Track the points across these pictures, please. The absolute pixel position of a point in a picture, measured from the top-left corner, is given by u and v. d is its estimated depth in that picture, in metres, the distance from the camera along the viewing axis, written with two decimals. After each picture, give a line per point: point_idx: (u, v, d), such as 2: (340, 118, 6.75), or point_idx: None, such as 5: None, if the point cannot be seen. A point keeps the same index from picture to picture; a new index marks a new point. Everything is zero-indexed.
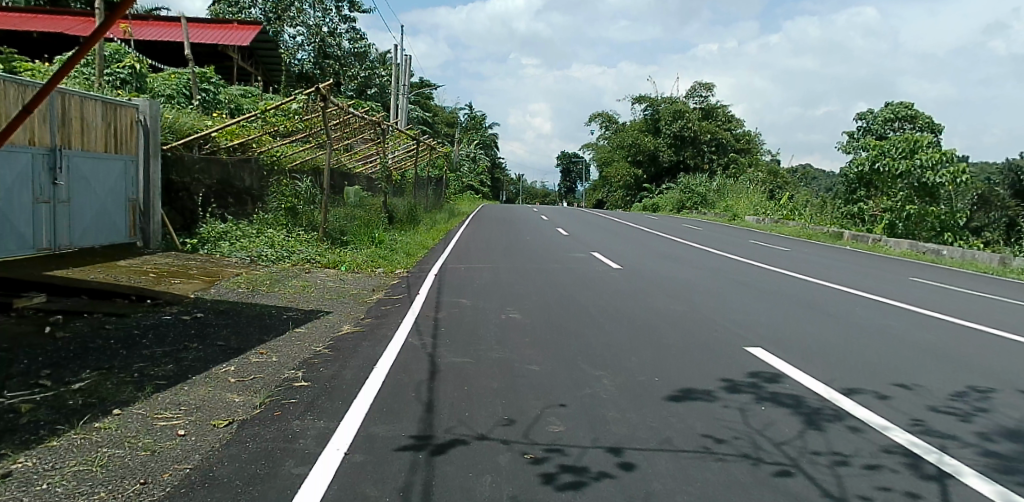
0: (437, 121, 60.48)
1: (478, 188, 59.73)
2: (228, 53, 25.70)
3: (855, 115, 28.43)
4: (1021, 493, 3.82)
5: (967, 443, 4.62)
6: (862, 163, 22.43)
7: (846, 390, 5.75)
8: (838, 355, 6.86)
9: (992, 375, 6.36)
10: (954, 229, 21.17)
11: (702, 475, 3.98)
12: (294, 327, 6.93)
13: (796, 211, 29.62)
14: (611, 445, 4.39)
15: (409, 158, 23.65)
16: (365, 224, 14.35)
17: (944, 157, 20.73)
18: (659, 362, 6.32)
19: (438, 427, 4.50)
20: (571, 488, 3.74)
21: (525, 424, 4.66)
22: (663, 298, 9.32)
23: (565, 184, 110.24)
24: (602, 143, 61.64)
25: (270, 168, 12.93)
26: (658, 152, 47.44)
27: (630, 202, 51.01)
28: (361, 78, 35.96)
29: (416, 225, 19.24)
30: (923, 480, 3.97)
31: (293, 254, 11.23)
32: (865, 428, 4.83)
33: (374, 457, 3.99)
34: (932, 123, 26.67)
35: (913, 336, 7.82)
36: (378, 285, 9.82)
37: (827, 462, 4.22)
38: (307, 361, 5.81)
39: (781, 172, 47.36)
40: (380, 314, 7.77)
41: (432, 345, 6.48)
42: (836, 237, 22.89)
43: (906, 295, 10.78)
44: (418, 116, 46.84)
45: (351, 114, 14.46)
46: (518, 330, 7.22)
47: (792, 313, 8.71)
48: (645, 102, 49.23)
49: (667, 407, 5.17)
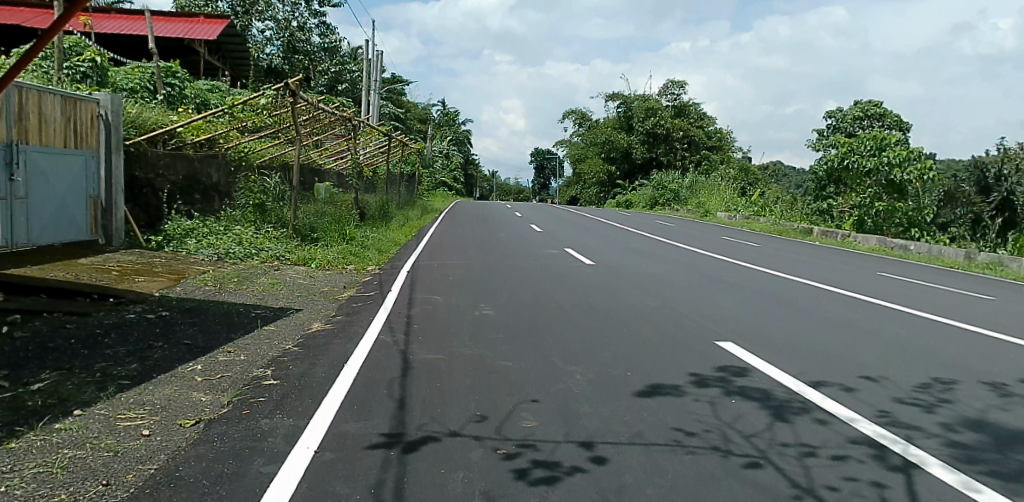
0: (410, 118, 60.15)
1: (452, 185, 59.51)
2: (194, 47, 25.26)
3: (825, 113, 28.91)
4: (984, 482, 3.92)
5: (931, 433, 4.72)
6: (832, 160, 22.60)
7: (814, 383, 5.84)
8: (808, 348, 6.97)
9: (954, 367, 6.53)
10: (921, 224, 21.83)
11: (672, 467, 4.02)
12: (262, 325, 6.82)
13: (766, 207, 30.01)
14: (583, 439, 4.40)
15: (381, 154, 23.47)
16: (336, 221, 14.20)
17: (912, 154, 21.16)
18: (632, 357, 6.37)
19: (410, 425, 4.48)
20: (544, 482, 3.74)
21: (497, 421, 4.65)
22: (636, 293, 9.39)
23: (539, 181, 110.66)
24: (576, 140, 61.94)
25: (238, 164, 12.74)
26: (632, 149, 47.81)
27: (604, 198, 51.34)
28: (332, 73, 35.59)
29: (388, 221, 19.14)
30: (890, 471, 4.04)
31: (261, 251, 11.09)
32: (833, 420, 4.91)
33: (344, 455, 3.96)
34: (899, 120, 27.29)
35: (881, 330, 7.97)
36: (349, 282, 9.73)
37: (795, 453, 4.28)
38: (276, 359, 5.73)
39: (752, 168, 48.00)
40: (351, 311, 7.69)
41: (405, 342, 6.44)
42: (806, 233, 23.29)
43: (874, 289, 10.99)
44: (390, 112, 46.48)
45: (322, 110, 14.26)
46: (492, 326, 7.21)
47: (764, 308, 8.81)
48: (619, 99, 49.46)
49: (638, 402, 5.20)
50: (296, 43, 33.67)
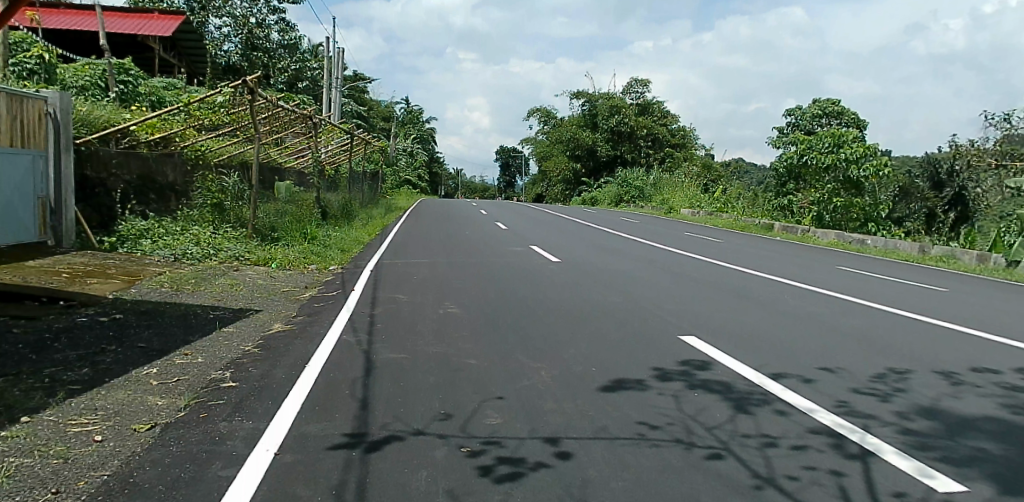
0: (373, 116, 59.58)
1: (416, 183, 59.11)
2: (148, 44, 24.67)
3: (785, 111, 29.46)
4: (937, 468, 4.04)
5: (886, 422, 4.86)
6: (791, 157, 23.18)
7: (775, 375, 5.96)
8: (768, 342, 7.10)
9: (908, 356, 6.74)
10: (878, 219, 22.52)
11: (636, 460, 4.07)
12: (221, 326, 6.70)
13: (728, 203, 30.48)
14: (548, 435, 4.42)
15: (344, 152, 23.23)
16: (297, 220, 13.96)
17: (868, 151, 21.81)
18: (597, 353, 6.42)
19: (374, 424, 4.44)
20: (508, 479, 3.75)
21: (462, 418, 4.65)
22: (601, 289, 9.45)
23: (505, 178, 110.78)
24: (541, 138, 62.12)
25: (194, 162, 12.46)
26: (596, 147, 48.17)
27: (569, 195, 51.59)
28: (292, 70, 35.09)
29: (351, 220, 18.95)
30: (847, 459, 4.14)
31: (220, 252, 10.88)
32: (792, 411, 5.02)
33: (306, 456, 3.91)
34: (857, 119, 28.02)
35: (840, 322, 8.16)
36: (311, 282, 9.62)
37: (755, 444, 4.36)
38: (235, 361, 5.64)
39: (715, 165, 48.64)
40: (313, 311, 7.59)
41: (368, 341, 6.38)
42: (767, 228, 23.65)
43: (833, 282, 11.26)
44: (352, 109, 45.98)
45: (281, 107, 14.01)
46: (457, 324, 7.20)
47: (726, 302, 8.94)
48: (584, 97, 49.68)
49: (604, 397, 5.24)
50: (254, 40, 33.10)
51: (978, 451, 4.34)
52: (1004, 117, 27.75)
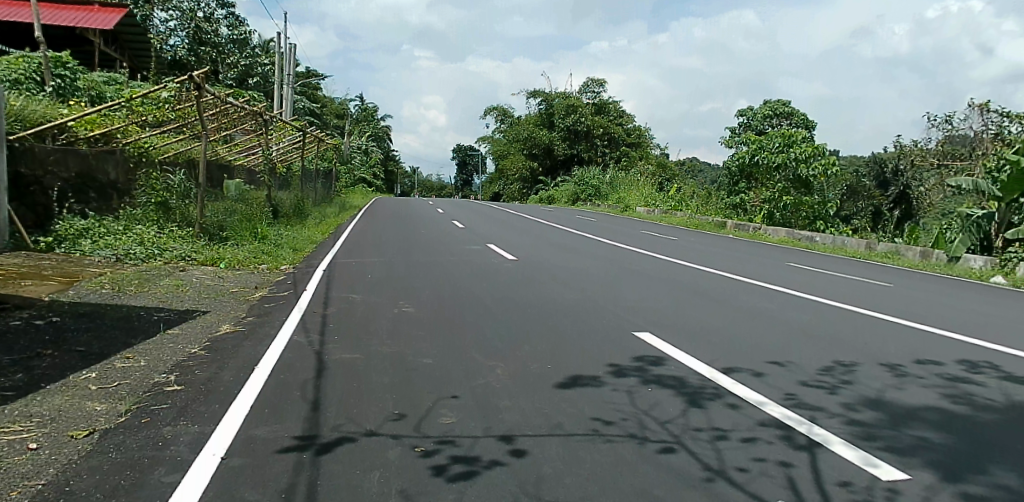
0: (327, 113, 58.74)
1: (371, 181, 58.53)
2: (87, 37, 23.85)
3: (737, 111, 30.08)
4: (880, 457, 4.19)
5: (833, 413, 5.01)
6: (743, 156, 23.73)
7: (726, 369, 6.09)
8: (719, 336, 7.24)
9: (854, 349, 6.96)
10: (826, 217, 23.04)
11: (590, 456, 4.10)
12: (166, 328, 6.52)
13: (682, 202, 31.01)
14: (503, 433, 4.43)
15: (295, 149, 22.84)
16: (248, 219, 13.63)
17: (816, 151, 22.42)
18: (552, 350, 6.46)
19: (324, 426, 4.38)
20: (462, 477, 3.74)
21: (415, 418, 4.61)
22: (558, 287, 9.51)
23: (462, 177, 110.66)
24: (498, 137, 62.14)
25: (138, 159, 12.06)
26: (553, 146, 48.43)
27: (526, 194, 51.81)
28: (242, 66, 34.42)
29: (304, 219, 18.62)
30: (795, 450, 4.26)
31: (165, 251, 10.59)
32: (743, 404, 5.14)
33: (254, 460, 3.83)
34: (806, 120, 28.81)
35: (789, 316, 8.38)
36: (262, 282, 9.42)
37: (707, 437, 4.45)
38: (181, 364, 5.49)
39: (670, 164, 49.43)
40: (263, 312, 7.45)
41: (320, 342, 6.29)
42: (720, 226, 23.93)
43: (783, 278, 11.58)
44: (305, 106, 45.24)
45: (230, 103, 13.68)
46: (412, 323, 7.16)
47: (680, 299, 9.09)
48: (541, 95, 49.89)
49: (559, 394, 5.27)
50: (202, 35, 32.36)
51: (920, 440, 4.51)
52: (944, 119, 28.99)
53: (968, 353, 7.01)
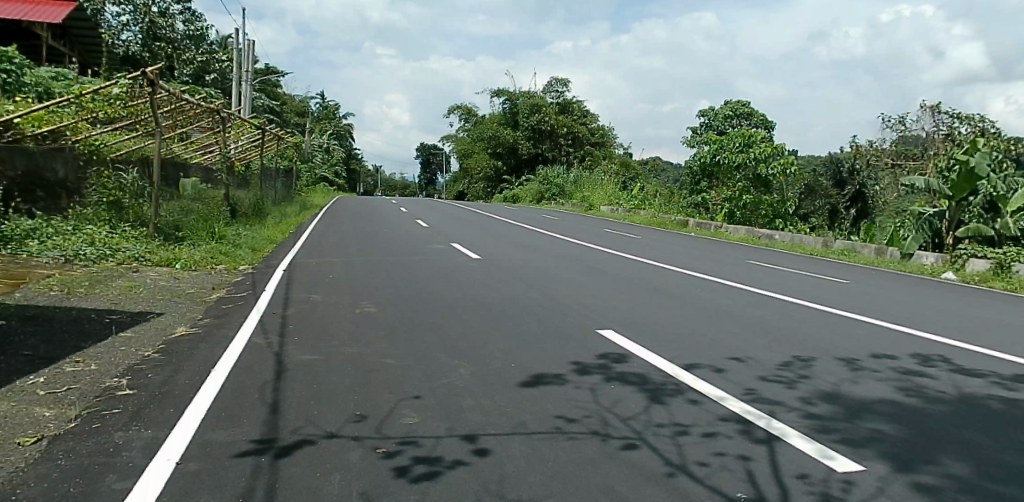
0: (287, 111, 57.86)
1: (334, 180, 57.85)
2: (34, 31, 23.07)
3: (699, 111, 30.54)
4: (835, 450, 4.29)
5: (791, 407, 5.13)
6: (704, 156, 24.13)
7: (688, 365, 6.18)
8: (681, 333, 7.35)
9: (811, 345, 7.13)
10: (784, 215, 23.56)
11: (554, 454, 4.12)
12: (118, 331, 6.33)
13: (646, 201, 31.39)
14: (466, 432, 4.42)
15: (254, 147, 22.46)
16: (205, 218, 13.33)
17: (775, 150, 22.94)
18: (515, 349, 6.46)
19: (284, 429, 4.31)
20: (425, 478, 3.72)
21: (377, 419, 4.57)
22: (521, 286, 9.53)
23: (427, 176, 110.15)
24: (462, 136, 62.03)
25: (89, 157, 11.69)
26: (517, 145, 48.54)
27: (491, 193, 51.82)
28: (199, 62, 33.70)
29: (263, 219, 18.29)
30: (754, 444, 4.34)
31: (117, 252, 10.31)
32: (704, 400, 5.22)
33: (210, 464, 3.75)
34: (765, 120, 29.43)
35: (749, 313, 8.54)
36: (219, 283, 9.22)
37: (668, 433, 4.51)
38: (133, 368, 5.34)
39: (634, 163, 49.96)
40: (220, 313, 7.29)
41: (279, 344, 6.18)
42: (682, 224, 24.23)
43: (743, 276, 11.80)
44: (265, 104, 44.48)
45: (186, 101, 13.37)
46: (374, 324, 7.09)
47: (643, 297, 9.20)
48: (505, 95, 49.92)
49: (522, 393, 5.27)
50: (156, 30, 31.65)
51: (874, 432, 4.64)
52: (896, 121, 29.91)
53: (920, 347, 7.24)
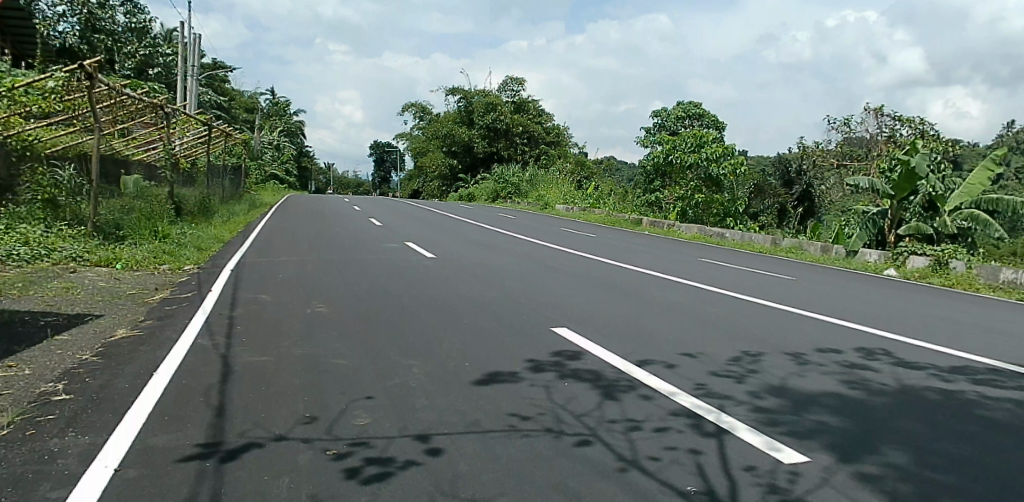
0: (235, 107, 56.47)
1: (284, 178, 56.74)
2: None
3: (652, 111, 31.02)
4: (782, 442, 4.42)
5: (740, 401, 5.26)
6: (658, 156, 24.54)
7: (640, 362, 6.27)
8: (634, 330, 7.45)
9: (760, 340, 7.33)
10: (735, 214, 24.13)
11: (507, 452, 4.12)
12: (54, 335, 6.07)
13: (600, 200, 31.75)
14: (419, 432, 4.39)
15: (200, 144, 21.90)
16: (148, 217, 12.91)
17: (726, 151, 23.49)
18: (470, 348, 6.44)
19: (230, 432, 4.21)
20: (376, 479, 3.69)
21: (328, 421, 4.51)
22: (476, 284, 9.52)
23: (381, 174, 109.07)
24: (417, 134, 61.63)
25: (21, 153, 11.18)
26: (472, 143, 48.46)
27: (446, 192, 51.61)
28: (141, 56, 33.08)
29: (210, 217, 17.81)
30: (704, 437, 4.44)
31: (53, 252, 9.90)
32: (656, 395, 5.31)
33: (153, 470, 3.64)
34: (716, 121, 30.10)
35: (701, 310, 8.71)
36: (162, 283, 8.94)
37: (621, 428, 4.57)
38: (70, 372, 5.14)
39: (588, 162, 50.43)
40: (163, 315, 7.07)
41: (226, 345, 6.03)
42: (636, 223, 24.57)
43: (695, 273, 12.03)
44: (211, 99, 43.31)
45: (126, 95, 12.92)
46: (325, 324, 6.99)
47: (596, 294, 9.29)
48: (459, 93, 49.82)
49: (477, 391, 5.27)
50: (96, 22, 30.50)
51: (819, 424, 4.79)
52: (841, 123, 30.93)
53: (863, 341, 7.51)
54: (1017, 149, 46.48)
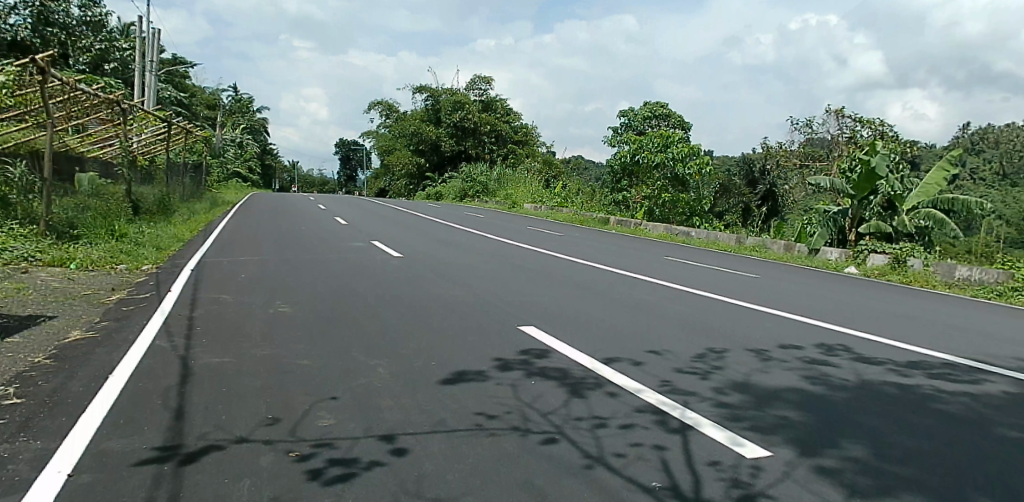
0: (196, 103, 55.31)
1: (247, 176, 55.76)
2: None
3: (619, 111, 31.27)
4: (745, 437, 4.49)
5: (704, 397, 5.34)
6: (625, 155, 24.78)
7: (607, 359, 6.32)
8: (600, 328, 7.51)
9: (724, 337, 7.45)
10: (701, 213, 24.45)
11: (473, 451, 4.12)
12: (3, 337, 5.87)
13: (568, 199, 31.91)
14: (384, 432, 4.36)
15: (158, 140, 21.42)
16: (104, 216, 12.56)
17: (692, 151, 23.81)
18: (437, 347, 6.41)
19: (189, 435, 4.13)
20: (340, 480, 3.65)
21: (291, 422, 4.45)
22: (443, 283, 9.48)
23: (347, 173, 107.99)
24: (384, 132, 61.16)
25: None
26: (440, 142, 48.29)
27: (413, 190, 51.32)
28: (97, 50, 32.40)
29: (169, 215, 17.41)
30: (669, 434, 4.49)
31: (3, 251, 9.57)
32: (622, 392, 5.36)
33: (108, 475, 3.56)
34: (682, 121, 30.50)
35: (666, 307, 8.82)
36: (118, 284, 8.71)
37: (587, 426, 4.60)
38: (21, 375, 4.97)
39: (556, 161, 50.64)
40: (120, 316, 6.90)
41: (185, 347, 5.91)
42: (603, 222, 24.72)
43: (661, 271, 12.16)
44: (171, 95, 42.38)
45: (81, 91, 12.55)
46: (288, 324, 6.90)
47: (564, 293, 9.32)
48: (426, 91, 49.59)
49: (443, 390, 5.26)
50: (49, 15, 29.55)
51: (781, 419, 4.89)
52: (804, 123, 31.57)
53: (823, 337, 7.68)
54: (971, 150, 48.14)
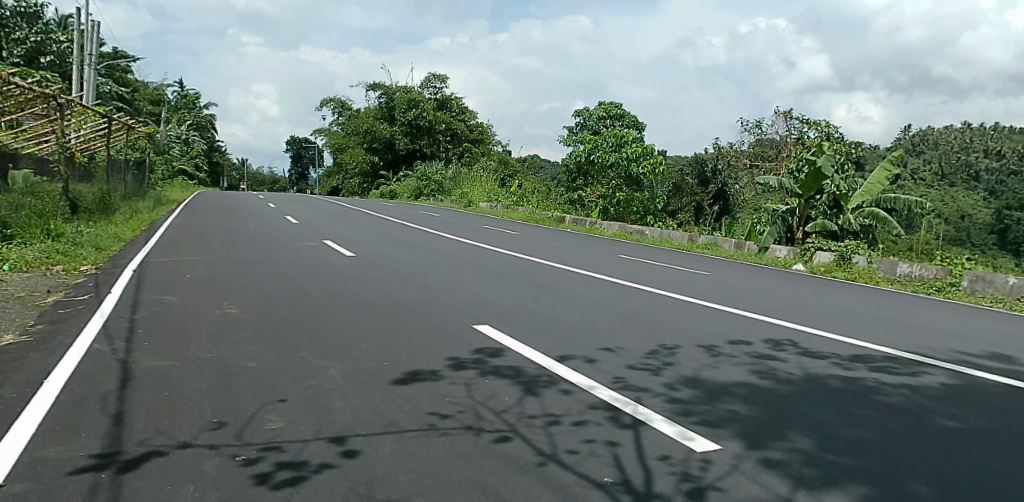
0: (139, 98, 53.46)
1: (193, 174, 54.14)
2: None
3: (574, 111, 31.51)
4: (694, 431, 4.60)
5: (655, 393, 5.44)
6: (579, 155, 25.08)
7: (561, 357, 6.38)
8: (554, 326, 7.56)
9: (675, 333, 7.60)
10: (654, 211, 24.72)
11: (426, 451, 4.11)
12: None
13: (523, 198, 31.99)
14: (334, 434, 4.31)
15: (98, 136, 20.62)
16: (40, 214, 12.04)
17: (645, 151, 24.32)
18: (389, 347, 6.37)
19: (129, 441, 4.00)
20: (288, 484, 3.60)
21: (237, 426, 4.35)
22: (397, 282, 9.41)
23: (299, 171, 105.96)
24: (336, 130, 60.25)
25: None
26: (394, 140, 47.80)
27: (367, 189, 50.67)
28: (31, 43, 31.21)
29: (110, 215, 16.80)
30: (621, 429, 4.57)
31: None
32: (576, 389, 5.42)
33: (41, 484, 3.43)
34: (636, 121, 30.92)
35: (619, 305, 8.94)
36: (55, 285, 8.37)
37: (540, 424, 4.64)
38: None
39: (511, 160, 50.74)
40: (57, 319, 6.63)
41: (126, 350, 5.72)
42: (558, 221, 24.76)
43: (615, 269, 12.32)
44: (111, 90, 40.87)
45: (14, 84, 11.99)
46: (236, 325, 6.75)
47: (518, 291, 9.36)
48: (380, 89, 49.08)
49: (395, 391, 5.22)
50: None
51: (729, 413, 5.02)
52: (754, 123, 32.30)
53: (771, 333, 7.91)
54: (911, 151, 49.91)
